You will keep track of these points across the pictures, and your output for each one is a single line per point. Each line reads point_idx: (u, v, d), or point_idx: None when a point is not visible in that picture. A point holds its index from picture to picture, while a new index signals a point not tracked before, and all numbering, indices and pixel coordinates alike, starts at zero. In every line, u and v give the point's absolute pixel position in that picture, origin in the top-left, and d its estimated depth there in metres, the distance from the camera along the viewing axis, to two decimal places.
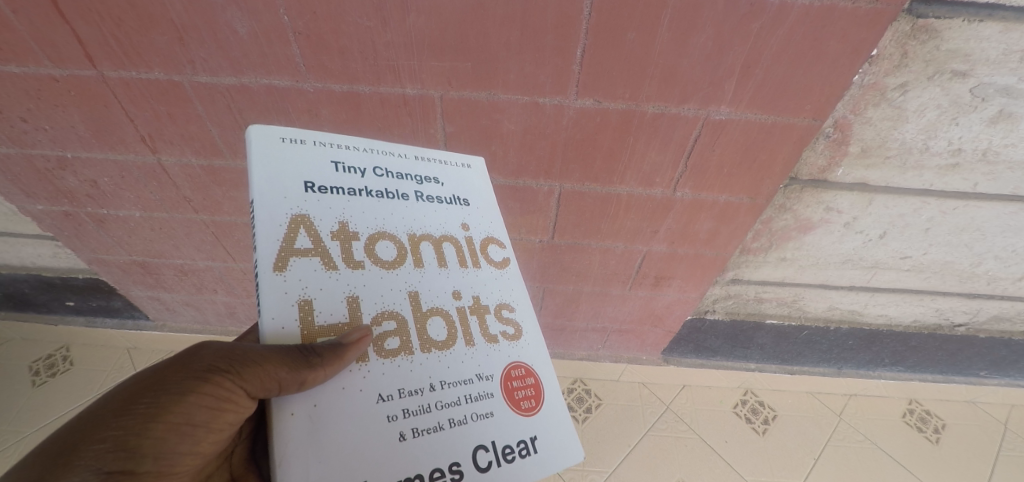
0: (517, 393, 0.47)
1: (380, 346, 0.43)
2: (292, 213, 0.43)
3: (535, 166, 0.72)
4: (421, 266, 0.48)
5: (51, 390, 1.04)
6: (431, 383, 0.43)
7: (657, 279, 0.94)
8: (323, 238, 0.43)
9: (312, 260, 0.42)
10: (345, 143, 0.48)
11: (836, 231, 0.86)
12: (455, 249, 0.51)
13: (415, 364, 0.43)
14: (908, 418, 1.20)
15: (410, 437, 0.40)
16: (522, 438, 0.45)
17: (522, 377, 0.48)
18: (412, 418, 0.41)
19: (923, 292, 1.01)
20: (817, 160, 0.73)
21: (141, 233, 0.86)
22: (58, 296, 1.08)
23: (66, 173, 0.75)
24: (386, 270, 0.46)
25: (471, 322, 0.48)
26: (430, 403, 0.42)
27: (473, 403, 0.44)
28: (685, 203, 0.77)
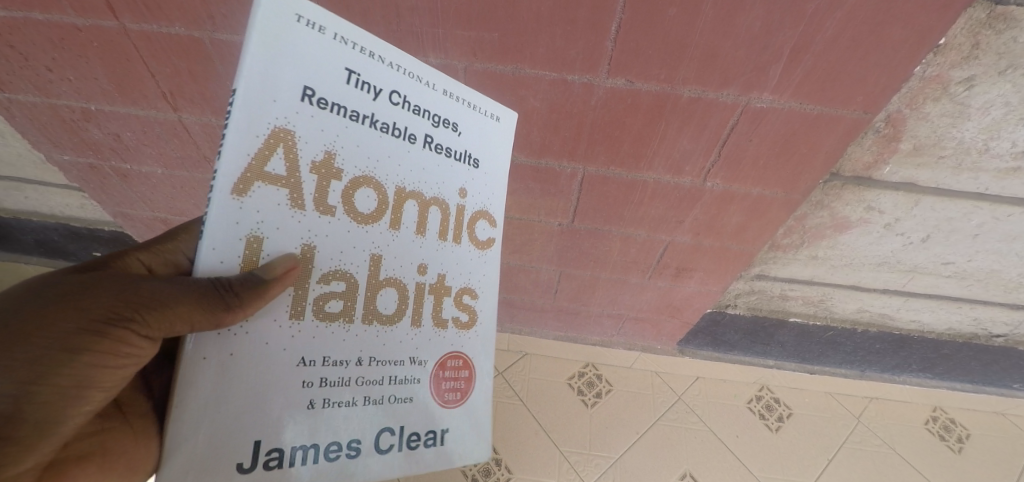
0: (444, 384, 0.49)
1: (320, 306, 0.42)
2: (277, 124, 0.38)
3: (559, 146, 0.70)
4: (397, 227, 0.45)
5: None
6: (359, 357, 0.44)
7: (679, 271, 0.92)
8: (301, 167, 0.39)
9: (279, 192, 0.39)
10: (368, 51, 0.42)
11: (875, 232, 0.82)
12: (441, 215, 0.48)
13: (351, 333, 0.43)
14: (930, 426, 1.17)
15: (319, 406, 0.41)
16: (432, 429, 0.48)
17: (457, 369, 0.50)
18: (326, 388, 0.42)
19: (962, 300, 0.96)
20: (863, 156, 0.68)
21: (163, 190, 0.88)
22: (85, 245, 1.12)
23: (90, 125, 0.76)
24: (358, 223, 0.43)
25: (427, 301, 0.48)
26: (352, 377, 0.43)
27: (395, 386, 0.46)
28: (715, 194, 0.74)
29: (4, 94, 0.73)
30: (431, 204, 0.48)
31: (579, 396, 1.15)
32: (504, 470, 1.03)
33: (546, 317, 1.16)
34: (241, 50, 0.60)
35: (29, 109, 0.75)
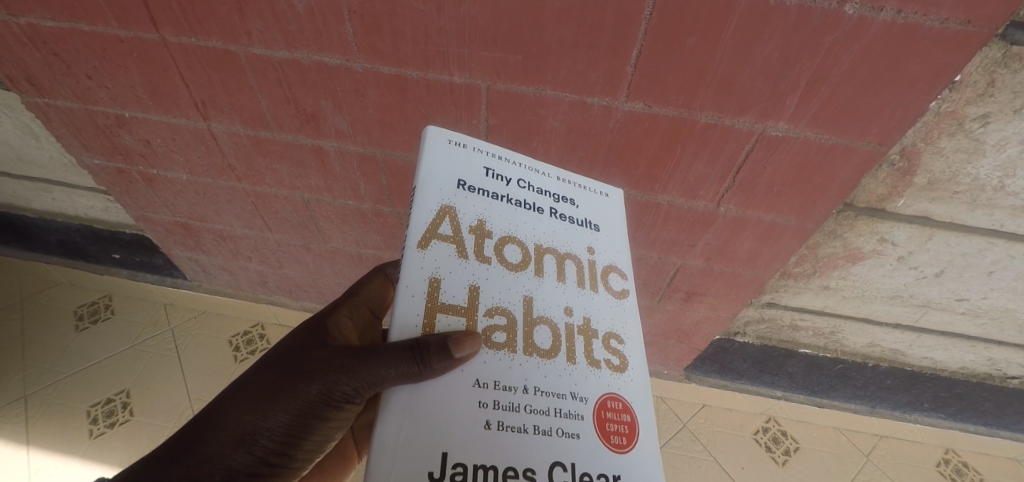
0: (608, 425, 0.40)
1: (486, 337, 0.41)
2: (442, 204, 0.44)
3: (575, 166, 0.71)
4: (541, 275, 0.46)
5: (95, 334, 1.12)
6: (525, 385, 0.39)
7: (689, 295, 0.92)
8: (462, 230, 0.44)
9: (449, 247, 0.43)
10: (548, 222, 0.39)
11: (888, 265, 0.81)
12: (575, 268, 0.48)
13: (515, 362, 0.40)
14: (942, 468, 1.14)
15: (495, 428, 0.36)
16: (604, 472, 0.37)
17: (618, 411, 0.41)
18: (500, 411, 0.37)
19: (976, 338, 0.94)
20: (877, 188, 0.69)
21: (186, 195, 0.89)
22: (105, 247, 1.12)
23: (122, 131, 0.78)
24: (510, 271, 0.45)
25: (577, 341, 0.43)
26: (521, 403, 0.38)
27: (563, 418, 0.39)
28: (728, 219, 0.74)
29: (44, 99, 0.75)
30: (566, 257, 0.48)
31: None
32: None
33: None
34: (273, 63, 0.62)
35: (66, 113, 0.77)
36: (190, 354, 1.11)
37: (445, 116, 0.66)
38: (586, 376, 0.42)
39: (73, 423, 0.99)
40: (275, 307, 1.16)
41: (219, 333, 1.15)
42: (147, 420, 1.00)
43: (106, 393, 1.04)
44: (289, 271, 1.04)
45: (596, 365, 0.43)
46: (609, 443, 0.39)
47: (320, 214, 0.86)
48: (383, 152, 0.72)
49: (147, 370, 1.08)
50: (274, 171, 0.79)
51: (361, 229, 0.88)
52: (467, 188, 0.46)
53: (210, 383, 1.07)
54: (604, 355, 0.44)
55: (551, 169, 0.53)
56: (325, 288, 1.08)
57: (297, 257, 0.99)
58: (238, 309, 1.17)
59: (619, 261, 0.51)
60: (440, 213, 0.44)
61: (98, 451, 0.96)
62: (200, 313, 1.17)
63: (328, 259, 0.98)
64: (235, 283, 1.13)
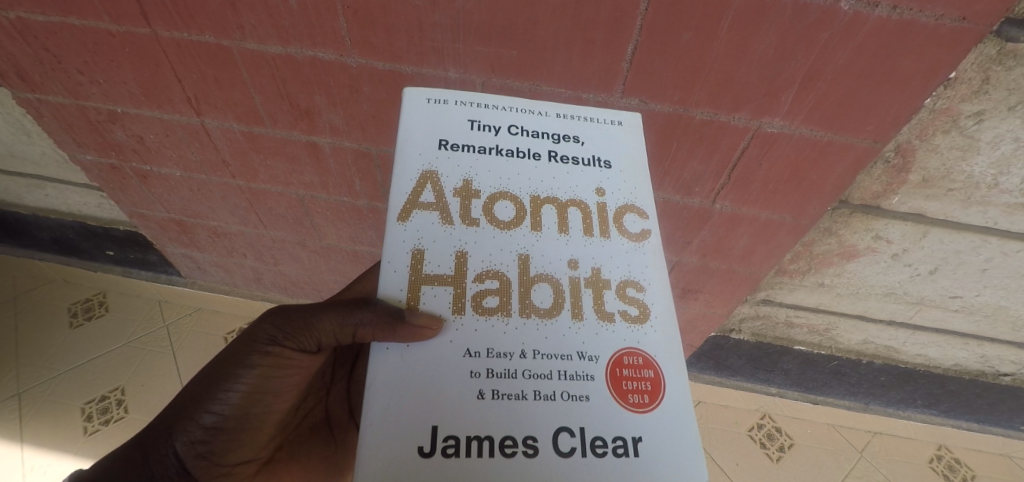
0: (628, 384, 0.37)
1: (478, 303, 0.40)
2: (423, 168, 0.44)
3: None
4: (540, 229, 0.43)
5: (89, 331, 1.11)
6: (522, 350, 0.38)
7: (684, 291, 0.92)
8: (445, 194, 0.43)
9: (432, 214, 0.42)
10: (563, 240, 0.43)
11: (881, 262, 0.81)
12: (581, 215, 0.44)
13: (510, 327, 0.39)
14: (935, 464, 1.16)
15: (488, 396, 0.36)
16: (620, 436, 0.35)
17: (637, 367, 0.38)
18: (492, 377, 0.37)
19: (969, 335, 0.95)
20: (872, 185, 0.69)
21: (180, 192, 0.89)
22: (99, 244, 1.11)
23: (114, 127, 0.78)
24: (500, 230, 0.43)
25: (585, 295, 0.41)
26: (517, 369, 0.37)
27: (568, 381, 0.37)
28: (723, 216, 0.74)
29: (35, 95, 0.74)
30: (570, 205, 0.45)
31: None
32: None
33: None
34: (266, 58, 0.61)
35: (58, 109, 0.76)
36: (185, 352, 1.10)
37: None
38: (594, 334, 0.39)
39: (68, 420, 0.98)
40: (271, 304, 1.15)
41: (214, 330, 1.14)
42: (139, 418, 1.00)
43: (99, 390, 1.03)
44: (284, 268, 1.04)
45: (608, 320, 0.40)
46: (629, 403, 0.37)
47: (315, 210, 0.86)
48: (377, 148, 0.71)
49: (141, 368, 1.07)
50: (268, 167, 0.79)
51: (356, 225, 0.87)
52: (449, 147, 0.45)
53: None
54: (620, 306, 0.41)
55: (550, 106, 0.50)
56: (320, 286, 1.07)
57: (292, 253, 0.98)
58: (234, 306, 1.17)
59: (638, 199, 0.46)
60: (421, 180, 0.43)
61: (92, 449, 0.95)
62: (195, 310, 1.16)
63: (324, 256, 0.98)
64: (229, 280, 1.12)
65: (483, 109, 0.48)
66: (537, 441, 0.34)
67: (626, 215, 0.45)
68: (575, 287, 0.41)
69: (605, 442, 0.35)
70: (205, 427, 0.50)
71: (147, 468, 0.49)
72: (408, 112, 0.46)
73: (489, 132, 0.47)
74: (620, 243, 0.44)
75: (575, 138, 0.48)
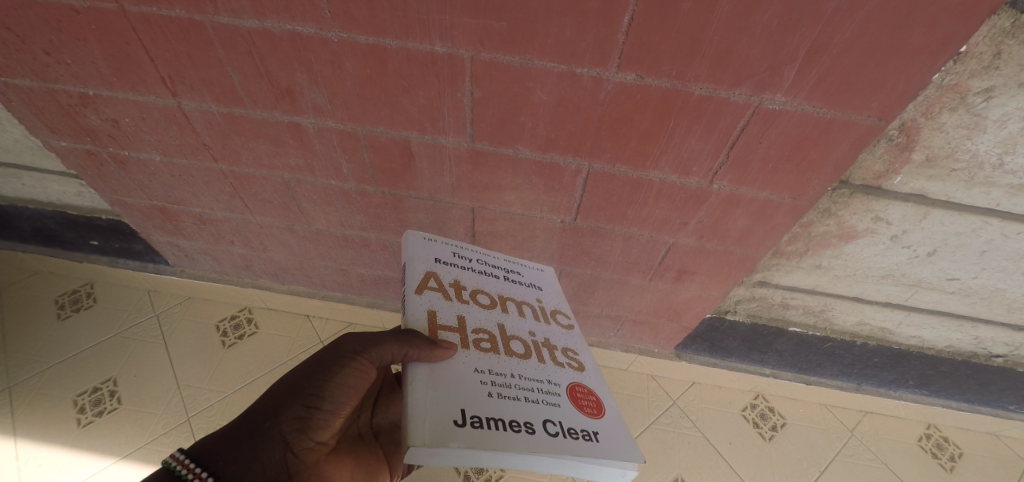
0: (581, 400, 0.54)
1: (477, 345, 0.55)
2: (427, 268, 0.61)
3: (565, 141, 0.67)
4: (506, 309, 0.62)
5: (77, 323, 1.09)
6: (511, 372, 0.53)
7: (680, 273, 0.91)
8: (444, 283, 0.61)
9: (437, 293, 0.59)
10: (523, 317, 0.63)
11: (880, 244, 0.80)
12: (531, 308, 0.65)
13: (501, 360, 0.54)
14: (923, 443, 1.17)
15: (496, 396, 0.49)
16: (585, 428, 0.50)
17: (585, 394, 0.55)
18: (496, 386, 0.50)
19: (964, 317, 0.94)
20: (874, 164, 0.67)
21: (160, 177, 0.86)
22: (82, 235, 1.09)
23: (87, 111, 0.75)
24: (483, 308, 0.61)
25: (544, 351, 0.59)
26: (511, 381, 0.52)
27: (545, 393, 0.52)
28: (722, 197, 0.73)
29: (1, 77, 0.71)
30: (523, 301, 0.66)
31: None
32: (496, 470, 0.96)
33: None
34: (243, 33, 0.58)
35: (26, 93, 0.73)
36: (178, 341, 1.08)
37: (428, 88, 0.62)
38: (555, 370, 0.56)
39: (60, 413, 0.95)
40: (262, 291, 1.13)
41: (206, 318, 1.12)
42: (134, 408, 0.97)
43: (92, 382, 1.00)
44: (272, 254, 1.01)
45: (560, 365, 0.58)
46: (585, 411, 0.52)
47: (301, 194, 0.84)
48: (364, 128, 0.69)
49: (133, 358, 1.04)
50: (250, 150, 0.76)
51: (344, 209, 0.85)
52: (442, 263, 0.63)
53: (200, 368, 1.04)
54: (566, 359, 0.60)
55: (500, 253, 0.73)
56: (310, 272, 1.05)
57: (280, 239, 0.96)
58: (222, 293, 1.14)
59: (561, 305, 0.69)
60: (428, 274, 0.61)
61: (86, 440, 0.92)
62: (185, 299, 1.15)
63: (313, 241, 0.96)
64: (218, 268, 1.10)
65: (461, 244, 0.69)
66: (532, 424, 0.47)
67: (558, 313, 0.67)
68: (536, 345, 0.59)
69: (577, 430, 0.49)
70: (306, 407, 0.50)
71: (253, 446, 0.48)
72: (413, 243, 0.64)
73: (466, 258, 0.67)
74: (557, 326, 0.65)
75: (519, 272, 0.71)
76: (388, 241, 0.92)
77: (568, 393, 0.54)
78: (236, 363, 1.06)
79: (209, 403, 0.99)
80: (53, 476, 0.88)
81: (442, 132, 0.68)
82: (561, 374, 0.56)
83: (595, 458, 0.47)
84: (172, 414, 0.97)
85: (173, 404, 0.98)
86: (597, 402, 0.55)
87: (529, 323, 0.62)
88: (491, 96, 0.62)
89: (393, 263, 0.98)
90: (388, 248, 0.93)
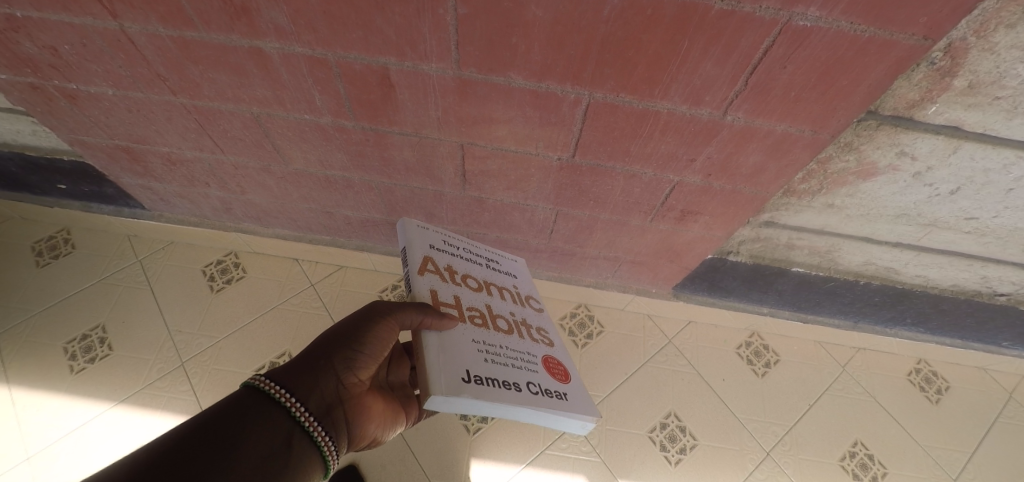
0: (554, 368, 0.63)
1: (472, 321, 0.60)
2: (425, 252, 0.63)
3: (563, 67, 0.59)
4: (490, 292, 0.68)
5: (59, 269, 1.09)
6: (500, 343, 0.60)
7: (683, 213, 0.86)
8: (440, 266, 0.64)
9: (434, 277, 0.62)
10: (504, 298, 0.69)
11: (900, 181, 0.75)
12: (509, 293, 0.71)
13: (491, 334, 0.60)
14: (912, 377, 1.20)
15: (490, 361, 0.56)
16: (557, 389, 0.59)
17: (556, 364, 0.64)
18: (489, 352, 0.57)
19: (974, 257, 0.91)
20: (909, 92, 0.60)
21: (117, 114, 0.80)
22: (48, 178, 1.05)
23: (20, 37, 0.66)
24: (473, 290, 0.65)
25: (523, 329, 0.66)
26: (500, 350, 0.59)
27: (526, 362, 0.60)
28: (734, 129, 0.66)
29: None
30: (502, 287, 0.71)
31: (570, 337, 1.16)
32: None
33: (540, 257, 1.10)
34: None
35: None
36: (164, 287, 1.10)
37: (404, 5, 0.53)
38: (532, 345, 0.64)
39: (53, 358, 0.98)
40: (245, 236, 1.15)
41: (192, 263, 1.14)
42: (126, 354, 1.00)
43: (81, 329, 1.03)
44: (253, 198, 1.01)
45: (535, 340, 0.66)
46: (557, 376, 0.61)
47: (273, 130, 0.78)
48: (335, 54, 0.61)
49: (120, 305, 1.06)
50: (211, 81, 0.69)
51: (322, 146, 0.81)
52: (436, 249, 0.65)
53: (189, 313, 1.06)
54: (539, 336, 0.67)
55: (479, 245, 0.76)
56: (296, 215, 1.05)
57: (258, 181, 0.94)
58: (208, 239, 1.15)
59: (532, 292, 0.76)
60: (427, 259, 0.63)
61: (82, 385, 0.96)
62: (168, 244, 1.15)
63: (294, 183, 0.94)
64: (197, 212, 1.10)
65: (448, 233, 0.71)
66: (520, 385, 0.55)
67: (531, 298, 0.74)
68: (517, 324, 0.66)
69: (552, 391, 0.58)
70: (343, 356, 0.52)
71: (299, 391, 0.47)
72: (409, 229, 0.65)
73: (455, 244, 0.70)
74: (531, 309, 0.72)
75: (497, 260, 0.76)
76: (373, 182, 0.89)
77: (542, 363, 0.62)
78: (226, 308, 1.08)
79: (203, 348, 1.02)
80: (55, 420, 0.93)
81: (423, 58, 0.60)
82: (536, 347, 0.64)
83: (566, 413, 0.56)
84: (166, 360, 1.00)
85: (166, 349, 1.01)
86: (564, 371, 0.64)
87: (510, 305, 0.68)
88: (478, 13, 0.53)
89: (380, 206, 0.97)
90: (373, 190, 0.92)
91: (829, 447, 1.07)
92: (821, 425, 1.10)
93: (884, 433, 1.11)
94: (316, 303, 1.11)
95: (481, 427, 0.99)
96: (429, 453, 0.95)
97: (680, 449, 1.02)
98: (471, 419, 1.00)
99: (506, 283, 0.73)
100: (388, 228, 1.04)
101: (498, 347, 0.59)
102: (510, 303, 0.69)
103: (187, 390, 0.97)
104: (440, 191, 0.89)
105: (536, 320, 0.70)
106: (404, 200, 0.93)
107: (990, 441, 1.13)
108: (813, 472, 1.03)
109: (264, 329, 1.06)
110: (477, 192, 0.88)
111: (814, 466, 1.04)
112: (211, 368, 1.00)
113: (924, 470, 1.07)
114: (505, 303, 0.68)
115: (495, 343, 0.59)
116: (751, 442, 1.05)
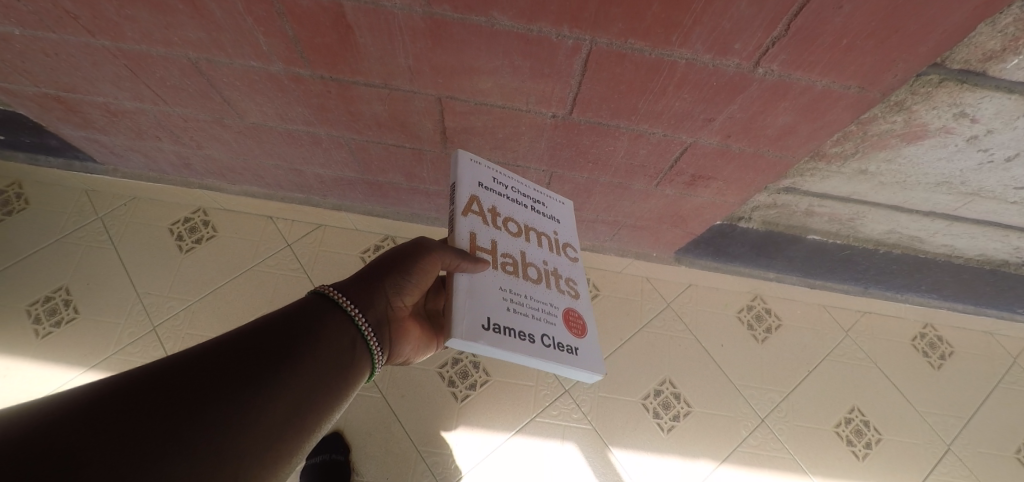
0: (576, 321, 0.56)
1: (501, 267, 0.54)
2: (468, 188, 0.55)
3: (558, 5, 0.46)
4: (530, 235, 0.60)
5: (17, 226, 1.08)
6: (528, 292, 0.54)
7: (694, 178, 0.76)
8: (483, 204, 0.56)
9: (476, 217, 0.54)
10: (545, 240, 0.61)
11: (951, 146, 0.64)
12: (554, 235, 0.62)
13: (517, 281, 0.54)
14: (916, 342, 1.17)
15: (510, 308, 0.51)
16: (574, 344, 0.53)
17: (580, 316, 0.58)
18: (512, 299, 0.52)
19: (1012, 227, 0.82)
20: (990, 42, 0.48)
21: (36, 58, 0.70)
22: None
23: None
24: (512, 233, 0.58)
25: (558, 277, 0.59)
26: (524, 297, 0.53)
27: (550, 313, 0.54)
28: (765, 85, 0.55)
29: None
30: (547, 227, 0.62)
31: None
32: (482, 372, 1.01)
33: None
34: None
35: None
36: (129, 247, 1.09)
37: None
38: (560, 294, 0.57)
39: (18, 318, 0.99)
40: (211, 192, 1.09)
41: (158, 221, 1.13)
42: (93, 317, 1.00)
43: (42, 291, 1.02)
44: (212, 153, 0.93)
45: (565, 289, 0.58)
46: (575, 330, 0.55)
47: (218, 79, 0.68)
48: None
49: (87, 267, 1.06)
50: (131, 20, 0.58)
51: (278, 98, 0.70)
52: (484, 186, 0.57)
53: (157, 275, 1.06)
54: (572, 284, 0.60)
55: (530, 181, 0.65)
56: (262, 172, 0.98)
57: (212, 134, 0.86)
58: (172, 197, 1.13)
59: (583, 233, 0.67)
60: (471, 196, 0.55)
61: (49, 348, 0.96)
62: (131, 201, 1.14)
63: (253, 138, 0.85)
64: (155, 167, 1.04)
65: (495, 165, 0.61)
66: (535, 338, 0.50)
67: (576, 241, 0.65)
68: (550, 272, 0.58)
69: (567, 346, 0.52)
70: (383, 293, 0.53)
71: (337, 326, 0.48)
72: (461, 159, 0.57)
73: (503, 177, 0.61)
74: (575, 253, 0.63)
75: (550, 197, 0.66)
76: (342, 138, 0.80)
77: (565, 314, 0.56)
78: (197, 269, 1.08)
79: (175, 311, 1.02)
80: (22, 385, 0.93)
81: None
82: (564, 295, 0.58)
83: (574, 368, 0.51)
84: (136, 322, 1.00)
85: (134, 312, 1.01)
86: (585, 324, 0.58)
87: (548, 248, 0.60)
88: None
89: (353, 164, 0.89)
90: (344, 147, 0.82)
91: (827, 413, 1.06)
92: (818, 391, 1.09)
93: (882, 399, 1.10)
94: (294, 266, 1.10)
95: (469, 394, 0.99)
96: (416, 419, 0.95)
97: (673, 416, 1.02)
98: (459, 386, 0.99)
99: (553, 223, 0.64)
100: (363, 186, 0.98)
101: (521, 294, 0.53)
102: (548, 245, 0.61)
103: (159, 355, 0.97)
104: (419, 149, 0.79)
105: (575, 266, 0.62)
106: (379, 158, 0.84)
107: (989, 407, 1.12)
108: (807, 439, 1.03)
109: (238, 292, 1.06)
110: (461, 151, 0.77)
111: (808, 432, 1.04)
112: (183, 333, 1.00)
113: (920, 435, 1.07)
114: (544, 246, 0.60)
115: (520, 289, 0.53)
116: (747, 408, 1.05)
